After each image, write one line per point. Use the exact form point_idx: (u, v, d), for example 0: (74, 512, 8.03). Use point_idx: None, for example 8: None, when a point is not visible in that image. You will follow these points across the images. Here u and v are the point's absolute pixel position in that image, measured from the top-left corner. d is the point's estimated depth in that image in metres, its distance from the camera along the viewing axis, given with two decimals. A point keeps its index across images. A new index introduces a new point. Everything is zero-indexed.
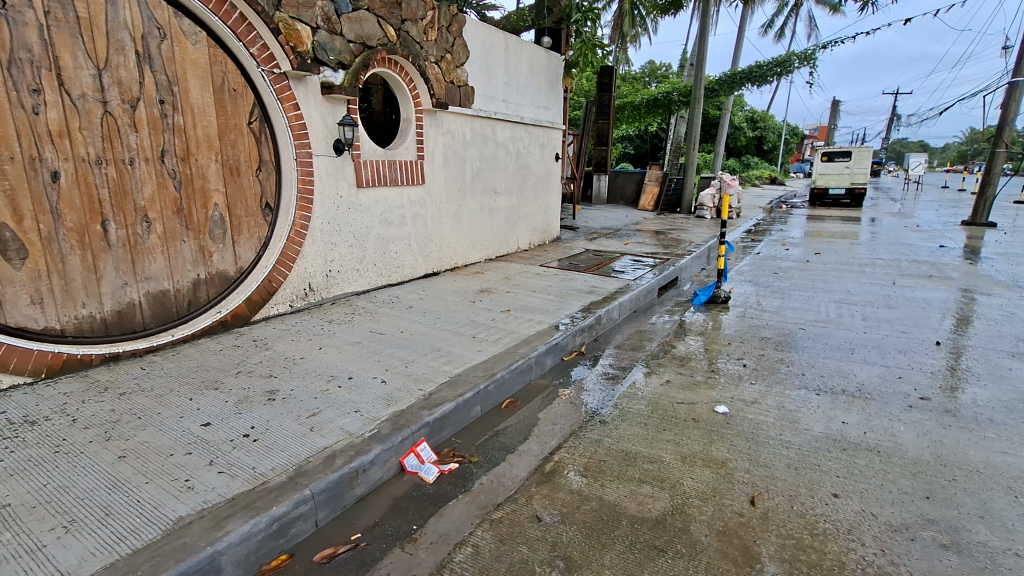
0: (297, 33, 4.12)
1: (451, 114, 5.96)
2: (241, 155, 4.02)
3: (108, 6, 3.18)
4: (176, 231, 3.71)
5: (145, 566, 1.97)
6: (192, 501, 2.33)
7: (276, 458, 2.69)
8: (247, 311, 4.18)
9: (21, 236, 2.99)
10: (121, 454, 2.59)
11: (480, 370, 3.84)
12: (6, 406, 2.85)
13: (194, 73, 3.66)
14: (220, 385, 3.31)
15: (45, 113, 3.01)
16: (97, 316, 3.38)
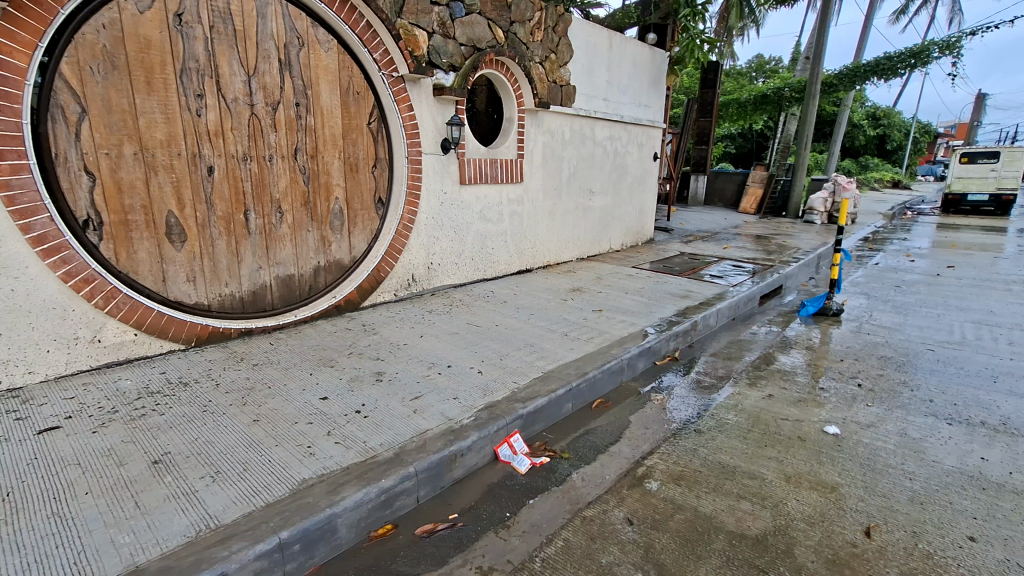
0: (415, 39, 4.37)
1: (552, 114, 6.02)
2: (360, 152, 4.35)
3: (259, 19, 3.58)
4: (303, 222, 4.09)
5: (276, 518, 2.21)
6: (313, 466, 2.57)
7: (384, 435, 2.89)
8: (357, 297, 4.51)
9: (182, 222, 3.45)
10: (256, 418, 2.92)
11: (572, 369, 3.86)
12: (165, 368, 3.31)
13: (325, 77, 4.00)
14: (335, 363, 3.62)
15: (206, 114, 3.44)
16: (236, 294, 3.82)
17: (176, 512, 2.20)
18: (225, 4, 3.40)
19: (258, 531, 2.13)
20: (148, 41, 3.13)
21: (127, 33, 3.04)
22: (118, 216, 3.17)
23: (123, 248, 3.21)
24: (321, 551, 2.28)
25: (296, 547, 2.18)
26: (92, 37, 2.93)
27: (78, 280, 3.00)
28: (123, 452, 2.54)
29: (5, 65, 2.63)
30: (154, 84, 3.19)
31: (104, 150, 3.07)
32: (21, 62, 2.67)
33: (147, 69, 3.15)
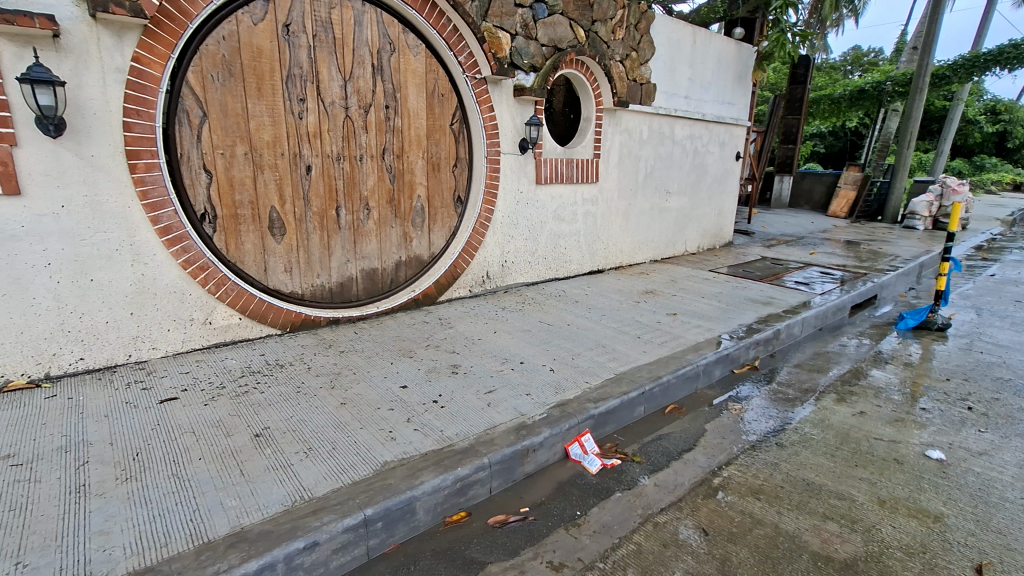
0: (498, 41, 4.48)
1: (630, 113, 5.93)
2: (442, 152, 4.51)
3: (357, 26, 3.80)
4: (388, 218, 4.31)
5: (362, 496, 2.35)
6: (394, 450, 2.71)
7: (460, 425, 2.99)
8: (435, 292, 4.67)
9: (282, 217, 3.74)
10: (342, 401, 3.12)
11: (646, 371, 3.80)
12: (264, 350, 3.60)
13: (413, 80, 4.19)
14: (413, 354, 3.78)
15: (307, 117, 3.71)
16: (326, 285, 4.08)
17: (275, 482, 2.40)
18: (327, 14, 3.65)
19: (345, 506, 2.28)
20: (261, 51, 3.42)
21: (243, 43, 3.34)
22: (229, 211, 3.49)
23: (232, 240, 3.53)
24: (401, 530, 2.40)
25: (378, 525, 2.31)
26: (214, 48, 3.24)
27: (195, 267, 3.34)
28: (229, 424, 2.80)
29: (143, 75, 2.95)
30: (264, 90, 3.48)
31: (220, 151, 3.39)
32: (156, 72, 2.99)
33: (258, 75, 3.44)
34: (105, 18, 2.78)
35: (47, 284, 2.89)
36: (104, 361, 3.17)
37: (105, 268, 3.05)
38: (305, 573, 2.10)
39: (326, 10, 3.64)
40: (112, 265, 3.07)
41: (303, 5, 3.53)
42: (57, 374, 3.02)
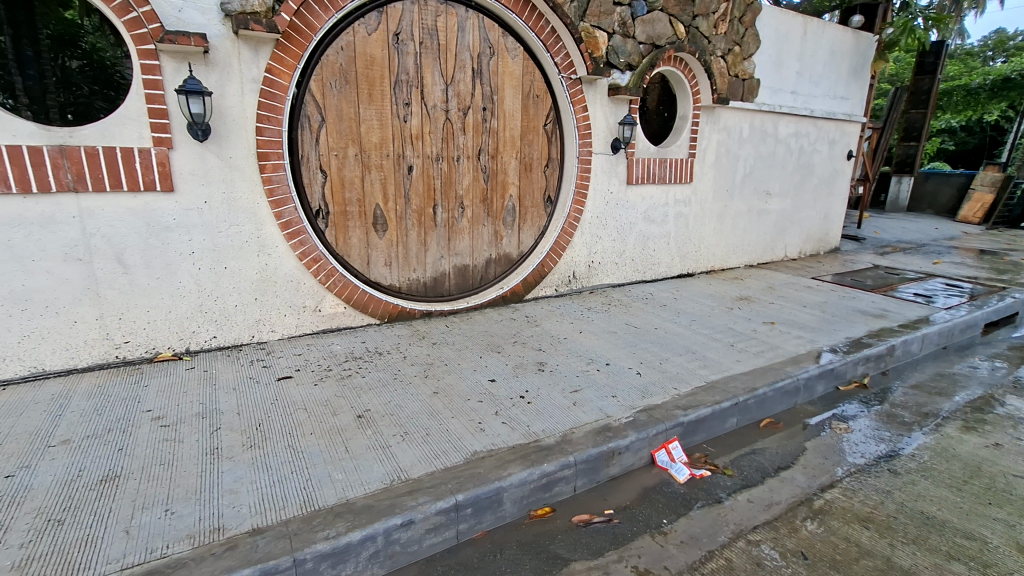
0: (595, 40, 4.48)
1: (730, 110, 5.65)
2: (535, 153, 4.58)
3: (459, 32, 3.96)
4: (481, 217, 4.45)
5: (453, 482, 2.46)
6: (483, 441, 2.81)
7: (546, 422, 3.03)
8: (522, 290, 4.75)
9: (385, 214, 4.00)
10: (435, 390, 3.28)
11: (740, 382, 3.62)
12: (364, 338, 3.87)
13: (510, 83, 4.29)
14: (501, 350, 3.89)
15: (411, 120, 3.93)
16: (421, 280, 4.30)
17: (375, 461, 2.58)
18: (433, 21, 3.84)
19: (439, 490, 2.40)
20: (373, 59, 3.67)
21: (358, 52, 3.60)
22: (340, 208, 3.79)
23: (341, 234, 3.83)
24: (488, 518, 2.48)
25: (468, 511, 2.41)
26: (334, 57, 3.52)
27: (309, 259, 3.65)
28: (335, 404, 3.04)
29: (274, 84, 3.28)
30: (374, 95, 3.73)
31: (334, 152, 3.67)
32: (284, 81, 3.30)
33: (370, 82, 3.70)
34: (246, 35, 3.12)
35: (191, 270, 3.31)
36: (232, 340, 3.57)
37: (236, 257, 3.43)
38: (400, 548, 2.24)
39: (433, 18, 3.83)
40: (242, 255, 3.44)
41: (412, 14, 3.74)
42: (195, 349, 3.44)
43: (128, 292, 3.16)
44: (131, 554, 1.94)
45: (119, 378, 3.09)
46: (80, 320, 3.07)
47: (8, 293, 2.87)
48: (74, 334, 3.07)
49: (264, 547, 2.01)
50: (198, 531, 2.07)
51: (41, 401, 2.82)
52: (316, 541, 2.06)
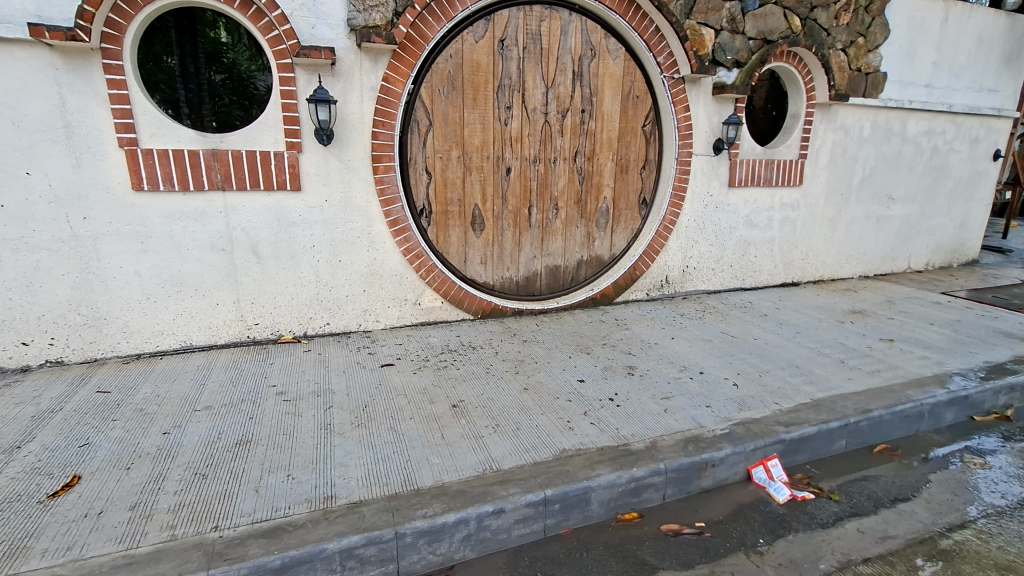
0: (701, 38, 4.34)
1: (849, 107, 5.21)
2: (632, 154, 4.53)
3: (562, 35, 4.02)
4: (574, 218, 4.49)
5: (542, 476, 2.52)
6: (572, 440, 2.84)
7: (636, 426, 3.00)
8: (612, 292, 4.71)
9: (483, 214, 4.16)
10: (525, 387, 3.35)
11: (852, 402, 3.33)
12: (459, 332, 4.05)
13: (610, 85, 4.27)
14: (590, 351, 3.89)
15: (511, 124, 4.05)
16: (514, 278, 4.44)
17: (469, 449, 2.70)
18: (537, 26, 3.93)
19: (528, 483, 2.47)
20: (479, 65, 3.83)
21: (466, 59, 3.78)
22: (442, 208, 4.01)
23: (441, 233, 4.06)
24: (575, 516, 2.50)
25: (556, 506, 2.45)
26: (443, 65, 3.72)
27: (413, 255, 3.88)
28: (432, 392, 3.22)
29: (389, 92, 3.52)
30: (479, 100, 3.89)
31: (439, 155, 3.89)
32: (399, 88, 3.54)
33: (475, 87, 3.86)
34: (368, 47, 3.39)
35: (311, 262, 3.65)
36: (342, 327, 3.89)
37: (349, 252, 3.73)
38: (491, 535, 2.33)
39: (537, 23, 3.91)
40: (355, 249, 3.74)
41: (518, 21, 3.86)
42: (311, 334, 3.80)
43: (260, 279, 3.55)
44: (259, 510, 2.19)
45: (249, 356, 3.50)
46: (220, 302, 3.51)
47: (168, 276, 3.35)
48: (216, 315, 3.52)
49: (369, 518, 2.19)
50: (314, 497, 2.30)
51: (189, 370, 3.27)
52: (415, 518, 2.21)
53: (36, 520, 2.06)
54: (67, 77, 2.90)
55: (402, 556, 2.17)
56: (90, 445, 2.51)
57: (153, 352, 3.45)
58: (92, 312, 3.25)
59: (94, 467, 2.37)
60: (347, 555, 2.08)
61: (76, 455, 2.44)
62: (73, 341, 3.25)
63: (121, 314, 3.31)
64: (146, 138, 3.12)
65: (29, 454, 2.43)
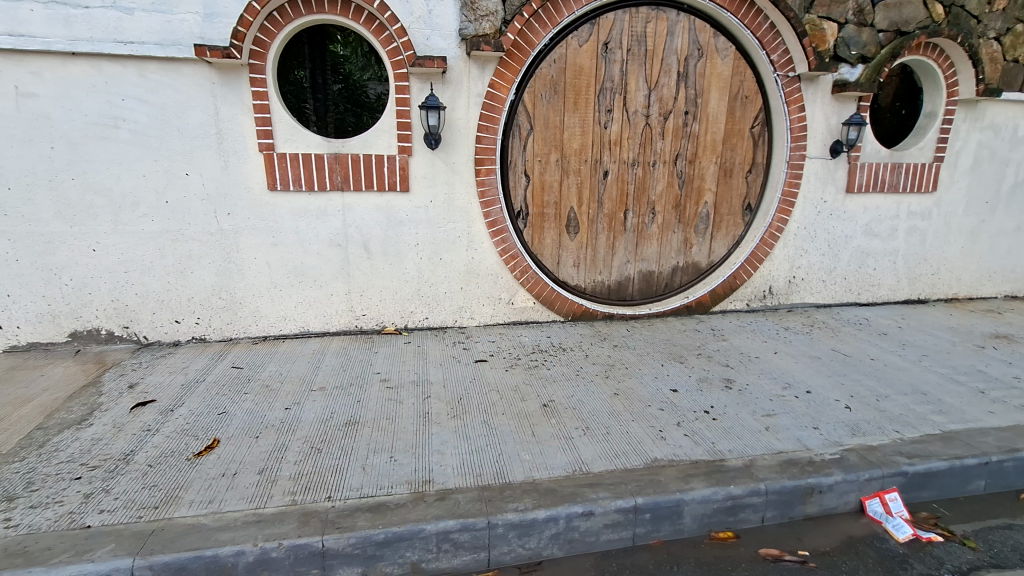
0: (822, 33, 4.05)
1: (1000, 103, 4.59)
2: (737, 158, 4.32)
3: (668, 36, 3.93)
4: (672, 223, 4.37)
5: (632, 484, 2.48)
6: (665, 450, 2.76)
7: (733, 442, 2.85)
8: (709, 301, 4.52)
9: (578, 217, 4.18)
10: (616, 392, 3.32)
11: (994, 438, 2.93)
12: (550, 333, 4.09)
13: (717, 85, 4.11)
14: (684, 360, 3.76)
15: (611, 127, 4.03)
16: (606, 282, 4.41)
17: (559, 449, 2.72)
18: (643, 28, 3.87)
19: (619, 488, 2.44)
20: (582, 69, 3.85)
21: (569, 64, 3.82)
22: (539, 210, 4.08)
23: (537, 234, 4.13)
24: (666, 528, 2.44)
25: (647, 516, 2.40)
26: (547, 70, 3.79)
27: (508, 256, 3.99)
28: (523, 390, 3.29)
29: (494, 97, 3.65)
30: (580, 103, 3.92)
31: (538, 158, 3.96)
32: (503, 94, 3.66)
33: (577, 91, 3.89)
34: (476, 55, 3.54)
35: (415, 260, 3.88)
36: (439, 322, 4.08)
37: (450, 251, 3.91)
38: (579, 536, 2.34)
39: (643, 25, 3.86)
40: (455, 249, 3.91)
41: (623, 23, 3.83)
42: (411, 326, 4.03)
43: (369, 273, 3.83)
44: (366, 486, 2.37)
45: (356, 344, 3.78)
46: (334, 294, 3.82)
47: (292, 267, 3.71)
48: (330, 305, 3.84)
49: (464, 505, 2.29)
50: (413, 480, 2.44)
51: (306, 354, 3.60)
52: (507, 511, 2.27)
53: (185, 474, 2.38)
54: (221, 90, 3.31)
55: (493, 546, 2.24)
56: (226, 414, 2.85)
57: (277, 336, 3.84)
58: (230, 297, 3.68)
59: (230, 434, 2.69)
60: (443, 538, 2.18)
61: (216, 421, 2.79)
62: (214, 322, 3.71)
63: (253, 300, 3.72)
64: (282, 144, 3.48)
65: (181, 417, 2.81)
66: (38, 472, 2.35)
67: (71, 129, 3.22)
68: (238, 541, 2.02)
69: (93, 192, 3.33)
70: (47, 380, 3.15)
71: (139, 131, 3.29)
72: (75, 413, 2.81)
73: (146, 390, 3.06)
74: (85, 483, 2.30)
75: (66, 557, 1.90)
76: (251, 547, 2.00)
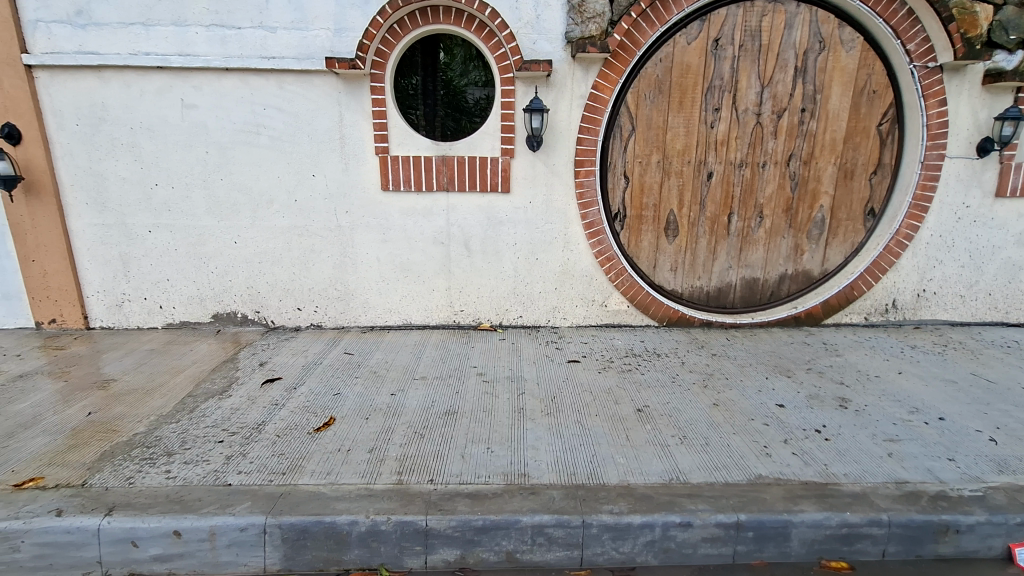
0: (974, 17, 3.58)
1: None
2: (861, 158, 3.96)
3: (786, 29, 3.70)
4: (781, 228, 4.11)
5: (734, 499, 2.36)
6: (771, 467, 2.60)
7: (850, 466, 2.62)
8: (821, 313, 4.19)
9: (678, 220, 4.06)
10: (715, 402, 3.18)
11: None
12: (644, 338, 4.01)
13: (840, 80, 3.80)
14: (792, 375, 3.52)
15: (718, 126, 3.87)
16: (705, 288, 4.24)
17: (655, 456, 2.66)
18: (757, 22, 3.68)
19: (719, 502, 2.34)
20: (689, 67, 3.74)
21: (675, 63, 3.72)
22: (637, 212, 4.02)
23: (634, 237, 4.07)
24: (771, 550, 2.30)
25: (749, 534, 2.28)
26: (652, 70, 3.72)
27: (604, 258, 3.96)
28: (617, 394, 3.25)
29: (597, 99, 3.65)
30: (685, 103, 3.80)
31: (639, 159, 3.90)
32: (606, 95, 3.64)
33: (683, 90, 3.78)
34: (582, 57, 3.55)
35: (512, 259, 3.97)
36: (533, 321, 4.15)
37: (546, 251, 3.96)
38: (675, 546, 2.28)
39: (758, 19, 3.67)
40: (551, 249, 3.96)
41: (736, 18, 3.66)
42: (506, 324, 4.13)
43: (468, 271, 3.99)
44: (465, 474, 2.48)
45: (454, 338, 3.95)
46: (435, 289, 4.02)
47: (399, 263, 3.95)
48: (431, 299, 4.04)
49: (558, 502, 2.31)
50: (509, 472, 2.50)
51: (408, 345, 3.82)
52: (601, 512, 2.27)
53: (307, 446, 2.63)
54: (346, 98, 3.61)
55: (586, 545, 2.25)
56: (341, 395, 3.11)
57: (383, 326, 4.11)
58: (344, 288, 4.00)
59: (344, 414, 2.93)
60: (538, 532, 2.22)
61: (332, 401, 3.05)
62: (330, 311, 4.05)
63: (364, 292, 4.01)
64: (395, 147, 3.72)
65: (302, 395, 3.10)
66: (190, 433, 2.71)
67: (222, 136, 3.67)
68: (352, 511, 2.20)
69: (237, 191, 3.77)
70: (195, 354, 3.62)
71: (276, 137, 3.68)
72: (216, 385, 3.20)
73: (273, 369, 3.42)
74: (226, 447, 2.61)
75: (212, 508, 2.18)
76: (364, 518, 2.18)
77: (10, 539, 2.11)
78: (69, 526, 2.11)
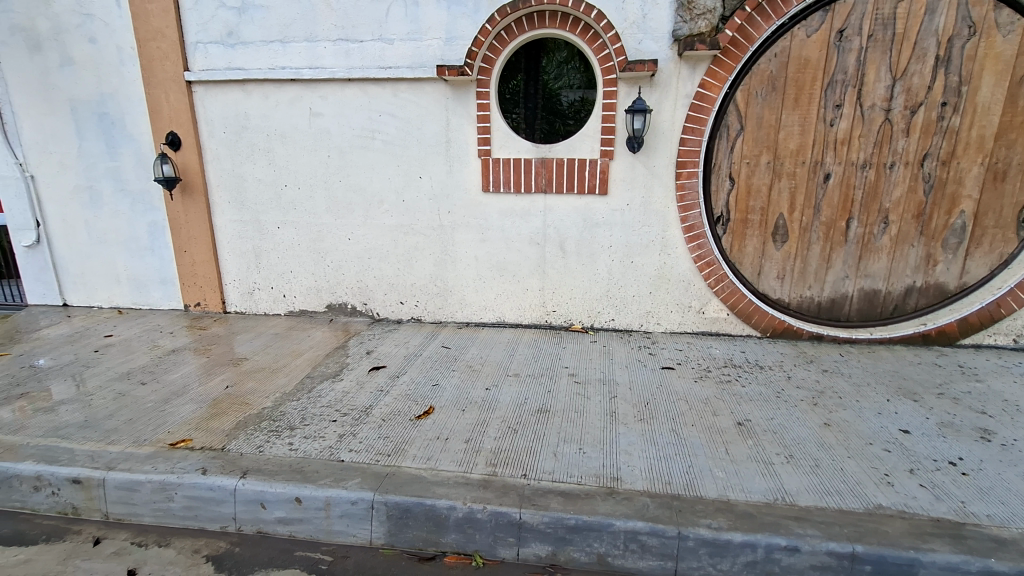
0: None
1: None
2: (1016, 158, 3.47)
3: (927, 15, 3.33)
4: (910, 235, 3.71)
5: (850, 528, 2.18)
6: (893, 497, 2.37)
7: (994, 506, 2.31)
8: (955, 331, 3.74)
9: (788, 225, 3.80)
10: (827, 422, 2.95)
11: None
12: (745, 348, 3.80)
13: (992, 69, 3.36)
14: (919, 398, 3.17)
15: (839, 124, 3.57)
16: (816, 299, 3.93)
17: (758, 473, 2.52)
18: (892, 9, 3.35)
19: (832, 529, 2.17)
20: (808, 62, 3.49)
21: (793, 57, 3.49)
22: (742, 216, 3.82)
23: (737, 242, 3.87)
24: None
25: (867, 568, 2.09)
26: (765, 66, 3.53)
27: (703, 263, 3.81)
28: (715, 405, 3.12)
29: (704, 98, 3.52)
30: (801, 100, 3.56)
31: (747, 160, 3.71)
32: (714, 93, 3.50)
33: (799, 87, 3.54)
34: (689, 55, 3.46)
35: (607, 261, 3.94)
36: (626, 325, 4.08)
37: (643, 254, 3.89)
38: (780, 571, 2.14)
39: (892, 5, 3.34)
40: (648, 252, 3.88)
41: (866, 6, 3.36)
42: (598, 326, 4.11)
43: (563, 272, 4.01)
44: (557, 472, 2.50)
45: (546, 338, 3.99)
46: (530, 289, 4.09)
47: (495, 262, 4.07)
48: (524, 298, 4.12)
49: (653, 510, 2.27)
50: (601, 474, 2.50)
51: (502, 342, 3.92)
52: (699, 526, 2.19)
53: (409, 432, 2.79)
54: (453, 103, 3.78)
55: (681, 558, 2.19)
56: (439, 386, 3.27)
57: (477, 323, 4.25)
58: (443, 285, 4.19)
59: (442, 404, 3.07)
60: (631, 538, 2.20)
61: (431, 391, 3.21)
62: (429, 305, 4.27)
63: (461, 289, 4.18)
64: (497, 150, 3.83)
65: (404, 384, 3.30)
66: (307, 412, 2.98)
67: (342, 141, 4.00)
68: (451, 497, 2.30)
69: (352, 192, 4.09)
70: (312, 340, 3.98)
71: (389, 141, 3.94)
72: (330, 368, 3.50)
73: (378, 357, 3.67)
74: (339, 426, 2.84)
75: (328, 481, 2.39)
76: (461, 504, 2.28)
77: (166, 490, 2.45)
78: (212, 484, 2.41)
